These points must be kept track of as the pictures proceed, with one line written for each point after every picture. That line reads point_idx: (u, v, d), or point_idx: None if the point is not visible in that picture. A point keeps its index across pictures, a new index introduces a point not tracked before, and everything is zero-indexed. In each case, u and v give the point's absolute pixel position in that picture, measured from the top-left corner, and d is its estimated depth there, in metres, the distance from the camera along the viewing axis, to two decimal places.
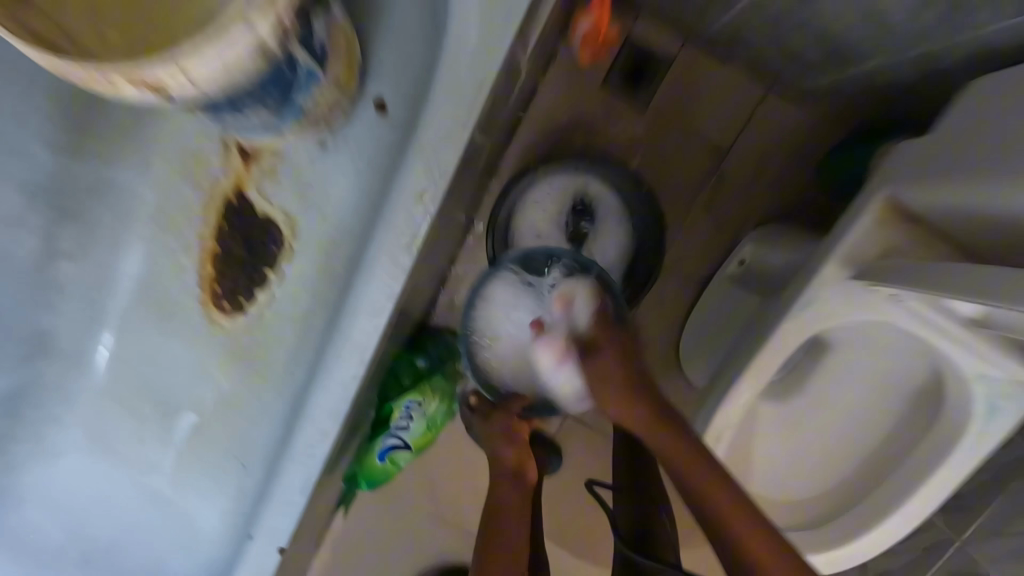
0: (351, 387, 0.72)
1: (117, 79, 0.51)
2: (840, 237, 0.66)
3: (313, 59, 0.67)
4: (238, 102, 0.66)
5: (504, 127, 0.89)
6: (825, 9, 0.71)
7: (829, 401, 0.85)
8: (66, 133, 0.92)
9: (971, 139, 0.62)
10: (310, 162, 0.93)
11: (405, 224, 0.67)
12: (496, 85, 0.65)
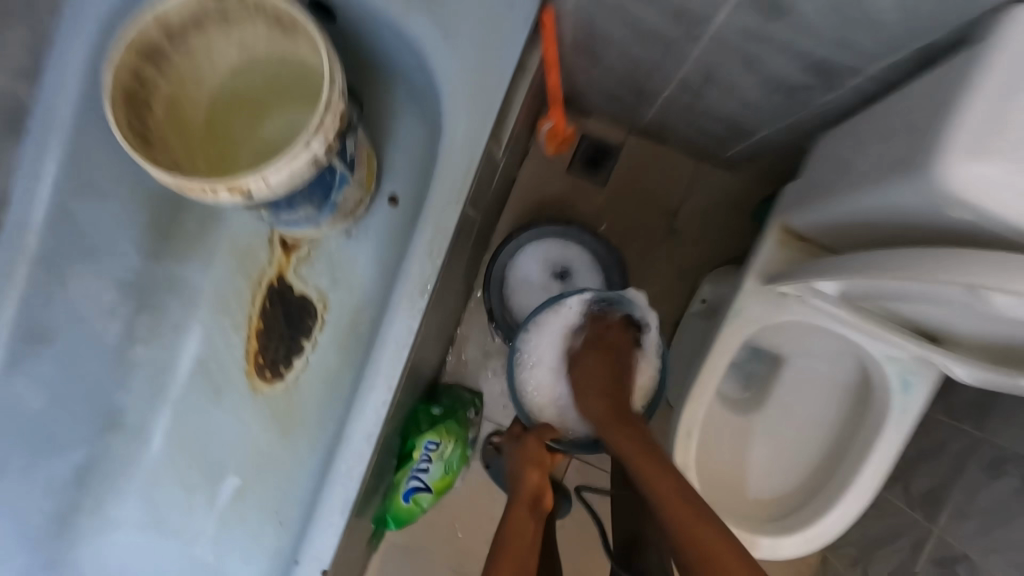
0: (381, 412, 0.90)
1: (218, 187, 0.75)
2: (753, 256, 0.87)
3: (345, 166, 0.92)
4: (293, 200, 0.89)
5: (490, 207, 1.13)
6: (714, 102, 0.97)
7: (781, 396, 1.03)
8: (150, 238, 1.09)
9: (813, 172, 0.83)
10: (337, 247, 1.17)
11: (420, 277, 0.87)
12: (478, 171, 0.89)
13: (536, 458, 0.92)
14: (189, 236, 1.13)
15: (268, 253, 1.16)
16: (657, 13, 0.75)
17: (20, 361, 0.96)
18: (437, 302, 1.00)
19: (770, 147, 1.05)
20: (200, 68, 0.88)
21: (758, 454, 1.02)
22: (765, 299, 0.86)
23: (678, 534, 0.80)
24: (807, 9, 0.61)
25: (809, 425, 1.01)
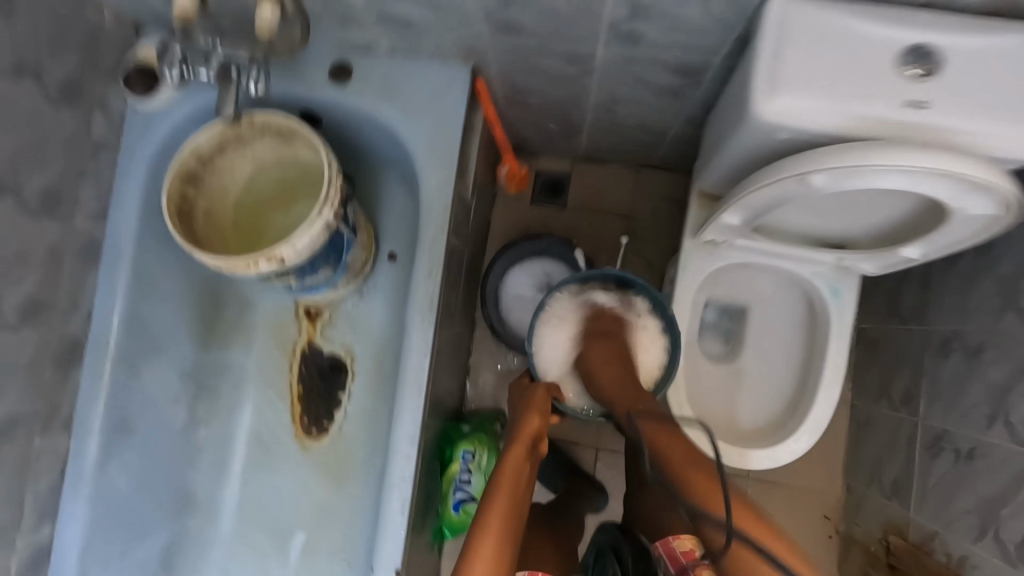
0: (417, 417, 1.07)
1: (258, 259, 0.98)
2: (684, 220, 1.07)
3: (350, 230, 1.16)
4: (314, 264, 1.11)
5: (471, 243, 1.35)
6: (626, 117, 1.22)
7: (752, 333, 1.20)
8: (199, 332, 1.30)
9: (708, 141, 1.06)
10: (352, 307, 1.37)
11: (426, 298, 1.07)
12: (453, 208, 1.11)
13: (542, 404, 0.94)
14: (230, 324, 1.34)
15: (297, 325, 1.37)
16: (559, 60, 1.01)
17: (112, 452, 1.12)
18: (447, 323, 1.19)
19: (684, 141, 1.29)
20: (226, 182, 1.14)
21: (742, 394, 1.18)
22: (701, 252, 1.07)
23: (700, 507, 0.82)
24: (654, 30, 0.86)
25: (783, 354, 1.17)
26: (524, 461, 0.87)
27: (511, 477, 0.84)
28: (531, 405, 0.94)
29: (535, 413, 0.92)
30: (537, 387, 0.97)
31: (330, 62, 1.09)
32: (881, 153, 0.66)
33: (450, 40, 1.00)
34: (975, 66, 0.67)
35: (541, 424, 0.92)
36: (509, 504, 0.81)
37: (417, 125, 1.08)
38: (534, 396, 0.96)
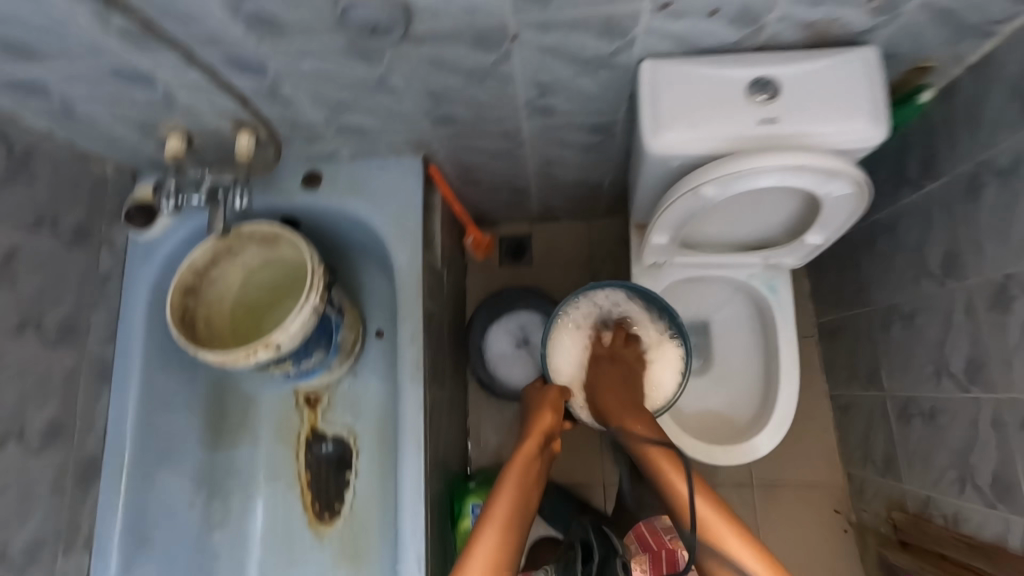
0: (420, 472, 1.13)
1: (255, 347, 1.08)
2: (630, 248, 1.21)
3: (335, 311, 1.28)
4: (307, 346, 1.22)
5: (449, 308, 1.47)
6: (563, 175, 1.40)
7: (717, 341, 1.29)
8: (207, 435, 1.37)
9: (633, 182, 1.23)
10: (348, 387, 1.45)
11: (413, 360, 1.17)
12: (424, 276, 1.24)
13: (553, 404, 1.00)
14: (236, 424, 1.42)
15: (299, 414, 1.45)
16: (493, 137, 1.20)
17: (132, 565, 1.15)
18: (437, 382, 1.28)
19: (619, 186, 1.46)
20: (222, 290, 1.27)
21: (717, 400, 1.26)
22: (649, 276, 1.20)
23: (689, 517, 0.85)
24: (561, 102, 1.05)
25: (747, 354, 1.26)
26: (535, 458, 0.93)
27: (522, 472, 0.90)
28: (543, 405, 1.00)
29: (547, 414, 0.98)
30: (549, 389, 1.03)
31: (302, 173, 1.26)
32: (748, 163, 0.82)
33: (399, 137, 1.18)
34: (808, 83, 0.85)
35: (552, 424, 0.98)
36: (518, 495, 0.87)
37: (382, 211, 1.24)
38: (546, 395, 1.02)
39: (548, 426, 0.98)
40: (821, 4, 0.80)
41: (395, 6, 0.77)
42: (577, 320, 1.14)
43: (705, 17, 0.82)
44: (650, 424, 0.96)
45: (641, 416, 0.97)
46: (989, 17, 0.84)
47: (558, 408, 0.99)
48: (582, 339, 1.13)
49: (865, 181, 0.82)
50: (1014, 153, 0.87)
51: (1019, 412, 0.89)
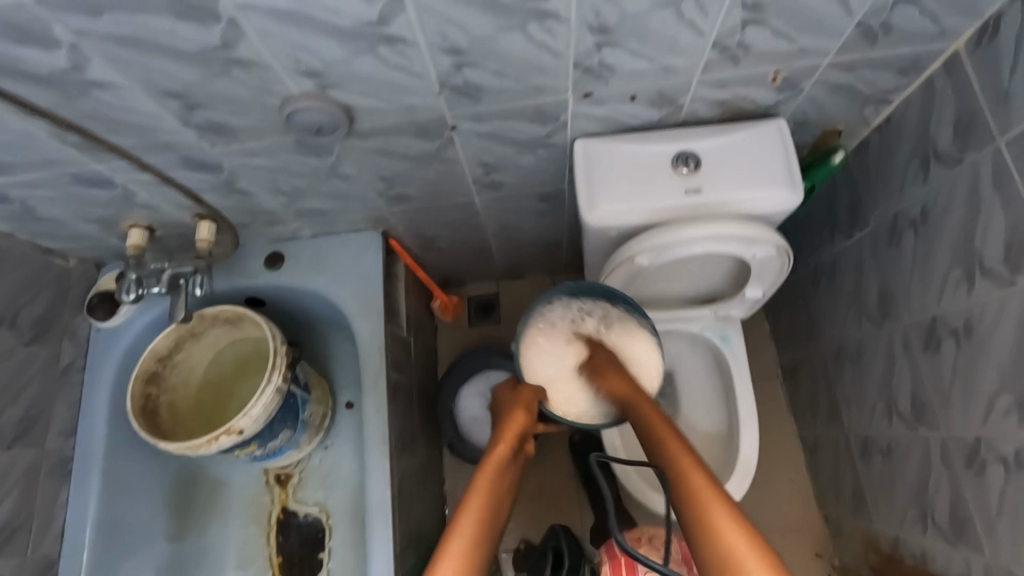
0: (389, 552, 1.11)
1: (217, 434, 1.08)
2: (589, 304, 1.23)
3: (301, 389, 1.29)
4: (273, 427, 1.21)
5: (418, 374, 1.48)
6: (521, 238, 1.45)
7: (681, 390, 1.31)
8: (174, 525, 1.33)
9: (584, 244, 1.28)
10: (319, 461, 1.43)
11: (377, 435, 1.18)
12: (388, 347, 1.26)
13: (528, 404, 0.88)
14: (204, 510, 1.39)
15: (269, 494, 1.42)
16: (448, 209, 1.25)
17: None
18: (405, 452, 1.27)
19: (576, 245, 1.52)
20: (187, 373, 1.28)
21: None
22: None
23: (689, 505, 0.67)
24: (507, 177, 1.11)
25: (710, 403, 1.28)
26: (505, 459, 0.82)
27: (486, 474, 0.78)
28: (516, 404, 0.89)
29: (518, 413, 0.87)
30: (524, 388, 0.90)
31: (264, 254, 1.30)
32: (679, 233, 0.91)
33: (356, 216, 1.23)
34: (728, 154, 0.92)
35: (525, 426, 0.87)
36: (480, 500, 0.74)
37: (344, 286, 1.26)
38: (519, 395, 0.90)
39: (521, 428, 0.86)
40: (728, 85, 0.88)
41: (337, 110, 0.82)
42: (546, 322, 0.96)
43: (625, 102, 0.90)
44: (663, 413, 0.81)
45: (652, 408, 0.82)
46: (880, 87, 0.92)
47: (533, 409, 0.88)
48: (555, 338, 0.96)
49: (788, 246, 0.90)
50: (921, 205, 0.94)
51: (962, 449, 0.92)
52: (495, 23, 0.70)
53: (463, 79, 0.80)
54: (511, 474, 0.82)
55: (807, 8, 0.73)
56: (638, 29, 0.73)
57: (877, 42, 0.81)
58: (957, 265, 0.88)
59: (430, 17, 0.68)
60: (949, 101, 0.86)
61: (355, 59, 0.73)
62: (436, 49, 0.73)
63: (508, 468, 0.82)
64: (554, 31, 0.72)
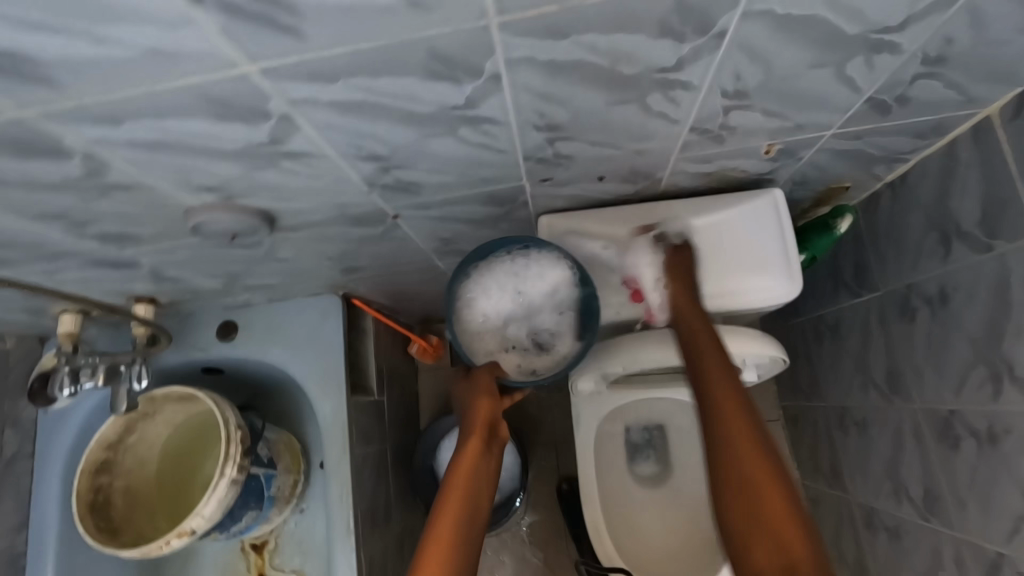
0: None
1: (168, 538, 1.01)
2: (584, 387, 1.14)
3: (265, 466, 1.20)
4: (233, 513, 1.14)
5: (394, 431, 1.40)
6: None
7: (677, 455, 1.20)
8: None
9: None
10: (295, 525, 1.35)
11: (343, 524, 1.11)
12: (353, 421, 1.17)
13: (489, 390, 0.75)
14: None
15: (245, 560, 1.36)
16: (411, 271, 1.14)
17: None
18: (379, 529, 1.21)
19: None
20: (141, 453, 1.19)
21: (676, 524, 1.17)
22: (590, 403, 1.16)
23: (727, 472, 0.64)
24: (469, 245, 0.99)
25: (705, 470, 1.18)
26: (479, 460, 0.74)
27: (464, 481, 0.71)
28: (475, 392, 0.75)
29: (482, 403, 0.75)
30: (478, 372, 0.76)
31: (216, 322, 1.20)
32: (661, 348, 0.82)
33: (311, 284, 1.12)
34: (716, 238, 0.81)
35: (494, 413, 0.76)
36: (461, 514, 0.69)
37: (303, 359, 1.17)
38: (478, 383, 0.75)
39: (490, 416, 0.76)
40: (712, 161, 0.75)
41: (251, 215, 0.70)
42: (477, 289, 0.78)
43: (593, 181, 0.77)
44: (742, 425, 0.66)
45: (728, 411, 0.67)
46: (895, 149, 0.79)
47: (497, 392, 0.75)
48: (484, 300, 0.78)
49: (784, 355, 0.81)
50: (940, 283, 0.81)
51: (980, 559, 0.81)
52: (416, 131, 0.57)
53: (393, 178, 0.67)
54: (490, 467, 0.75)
55: (804, 91, 0.59)
56: (596, 123, 0.60)
57: (891, 113, 0.67)
58: (979, 363, 0.76)
59: (334, 133, 0.55)
60: (976, 173, 0.72)
61: (256, 173, 0.61)
62: (352, 157, 0.61)
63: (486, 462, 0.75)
64: (493, 132, 0.59)
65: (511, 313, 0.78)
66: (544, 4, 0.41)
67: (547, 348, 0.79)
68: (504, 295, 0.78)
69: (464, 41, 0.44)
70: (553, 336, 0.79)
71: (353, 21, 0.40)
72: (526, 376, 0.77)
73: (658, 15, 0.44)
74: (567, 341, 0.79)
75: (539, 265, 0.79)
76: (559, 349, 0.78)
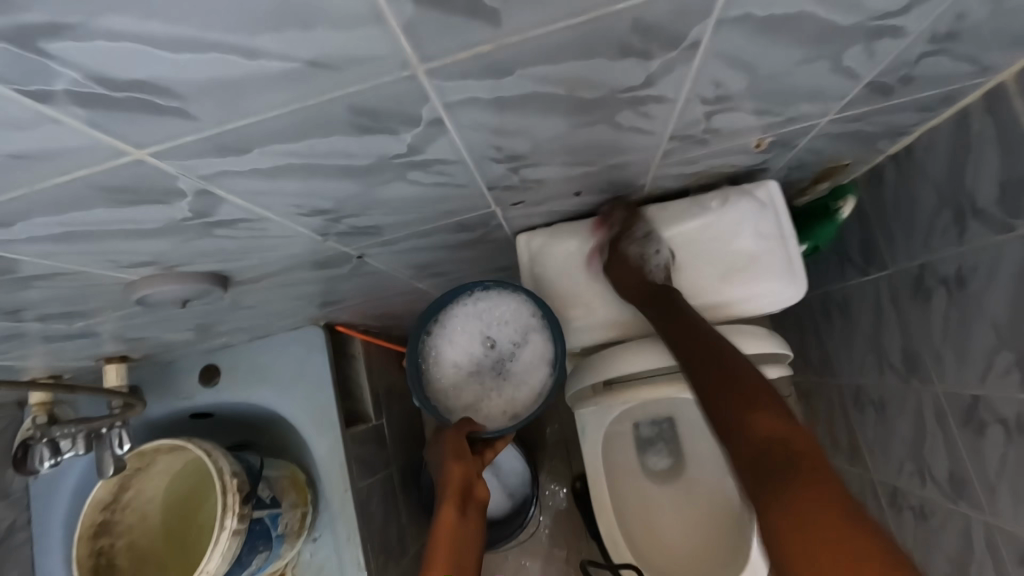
0: None
1: None
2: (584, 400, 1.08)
3: (269, 506, 1.05)
4: (240, 559, 1.00)
5: (398, 450, 1.36)
6: None
7: (690, 450, 1.13)
8: None
9: None
10: (311, 556, 1.15)
11: (354, 561, 1.09)
12: (352, 453, 1.13)
13: (458, 453, 0.72)
14: None
15: None
16: (393, 294, 1.07)
17: None
18: (392, 561, 1.19)
19: None
20: (140, 508, 1.11)
21: (694, 523, 1.11)
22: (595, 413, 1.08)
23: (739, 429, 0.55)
24: (448, 267, 0.93)
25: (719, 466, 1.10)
26: (459, 525, 0.71)
27: (447, 554, 0.69)
28: (444, 457, 0.72)
29: (455, 466, 0.72)
30: (447, 434, 0.72)
31: (198, 367, 1.15)
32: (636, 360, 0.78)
33: (289, 321, 1.07)
34: (711, 243, 0.77)
35: (467, 475, 0.74)
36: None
37: (292, 397, 1.12)
38: (443, 445, 0.72)
39: (464, 479, 0.73)
40: (698, 161, 0.68)
41: (199, 280, 0.64)
42: (443, 342, 0.76)
43: (570, 196, 0.70)
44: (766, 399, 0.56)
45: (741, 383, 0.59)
46: (897, 124, 0.72)
47: (466, 452, 0.72)
48: (451, 353, 0.75)
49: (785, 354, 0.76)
50: (957, 264, 0.75)
51: (1014, 546, 0.77)
52: (361, 183, 0.50)
53: (348, 226, 0.61)
54: (472, 533, 0.72)
55: (794, 86, 0.52)
56: (562, 147, 0.53)
57: (893, 93, 0.60)
58: (1005, 349, 0.70)
59: (267, 198, 0.48)
60: (990, 146, 0.65)
61: (191, 244, 0.54)
62: (296, 215, 0.54)
63: (466, 531, 0.71)
64: (448, 171, 0.52)
65: (477, 360, 0.76)
66: (478, 44, 0.34)
67: (521, 386, 0.75)
68: (468, 345, 0.76)
69: (390, 94, 0.37)
70: (525, 371, 0.75)
71: (247, 94, 0.33)
72: (507, 420, 0.73)
73: (618, 36, 0.37)
74: (541, 374, 0.74)
75: (499, 308, 0.77)
76: (533, 384, 0.74)
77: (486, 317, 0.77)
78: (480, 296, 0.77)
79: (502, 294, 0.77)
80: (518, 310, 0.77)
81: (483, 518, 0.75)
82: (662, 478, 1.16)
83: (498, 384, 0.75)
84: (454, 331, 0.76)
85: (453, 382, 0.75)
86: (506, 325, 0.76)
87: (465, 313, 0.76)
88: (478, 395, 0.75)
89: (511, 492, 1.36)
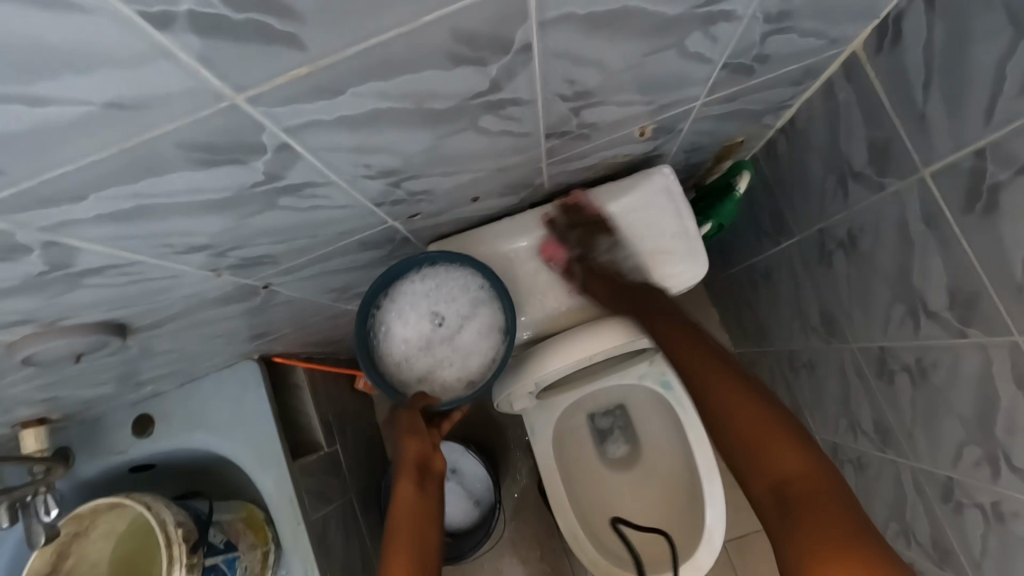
0: None
1: None
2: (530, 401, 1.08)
3: (224, 551, 1.02)
4: None
5: (357, 474, 1.33)
6: None
7: (642, 429, 1.16)
8: None
9: None
10: None
11: None
12: (303, 485, 1.11)
13: (411, 430, 0.73)
14: None
15: None
16: (324, 319, 1.06)
17: None
18: None
19: None
20: None
21: (654, 500, 1.13)
22: (541, 412, 1.08)
23: (758, 461, 0.63)
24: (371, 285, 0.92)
25: (666, 443, 1.13)
26: (418, 497, 0.72)
27: (407, 529, 0.69)
28: (400, 434, 0.74)
29: (410, 442, 0.74)
30: (401, 413, 0.73)
31: (131, 419, 1.11)
32: (583, 340, 0.79)
33: (219, 359, 1.04)
34: (619, 244, 0.81)
35: (424, 451, 0.75)
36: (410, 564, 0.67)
37: (233, 438, 1.09)
38: (399, 421, 0.74)
39: (420, 455, 0.74)
40: (587, 155, 0.69)
41: (88, 332, 0.61)
42: (391, 316, 0.74)
43: (469, 203, 0.71)
44: (775, 419, 0.66)
45: (741, 399, 0.68)
46: (775, 99, 0.75)
47: (421, 428, 0.74)
48: (402, 328, 0.74)
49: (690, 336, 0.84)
50: (848, 226, 0.79)
51: (935, 484, 0.81)
52: (229, 216, 0.49)
53: (237, 258, 0.59)
54: (429, 506, 0.72)
55: (652, 75, 0.53)
56: (436, 158, 0.54)
57: (755, 73, 0.62)
58: (898, 301, 0.74)
59: (127, 241, 0.47)
60: (855, 113, 0.69)
61: (64, 298, 0.52)
62: (172, 254, 0.52)
63: (424, 501, 0.73)
64: (321, 194, 0.52)
65: (429, 332, 0.75)
66: (290, 69, 0.33)
67: (473, 356, 0.75)
68: (415, 320, 0.74)
69: (218, 128, 0.36)
70: (476, 340, 0.75)
71: (55, 141, 0.32)
72: (462, 388, 0.74)
73: (438, 47, 0.37)
74: (493, 341, 0.75)
75: (449, 282, 0.76)
76: (485, 352, 0.75)
77: (436, 288, 0.75)
78: (429, 271, 0.76)
79: (450, 268, 0.76)
80: (466, 283, 0.76)
81: (444, 492, 0.76)
82: (618, 464, 1.18)
83: (451, 356, 0.75)
84: (404, 303, 0.74)
85: (406, 355, 0.74)
86: (455, 298, 0.76)
87: (412, 289, 0.75)
88: (433, 366, 0.75)
89: (478, 501, 1.35)
